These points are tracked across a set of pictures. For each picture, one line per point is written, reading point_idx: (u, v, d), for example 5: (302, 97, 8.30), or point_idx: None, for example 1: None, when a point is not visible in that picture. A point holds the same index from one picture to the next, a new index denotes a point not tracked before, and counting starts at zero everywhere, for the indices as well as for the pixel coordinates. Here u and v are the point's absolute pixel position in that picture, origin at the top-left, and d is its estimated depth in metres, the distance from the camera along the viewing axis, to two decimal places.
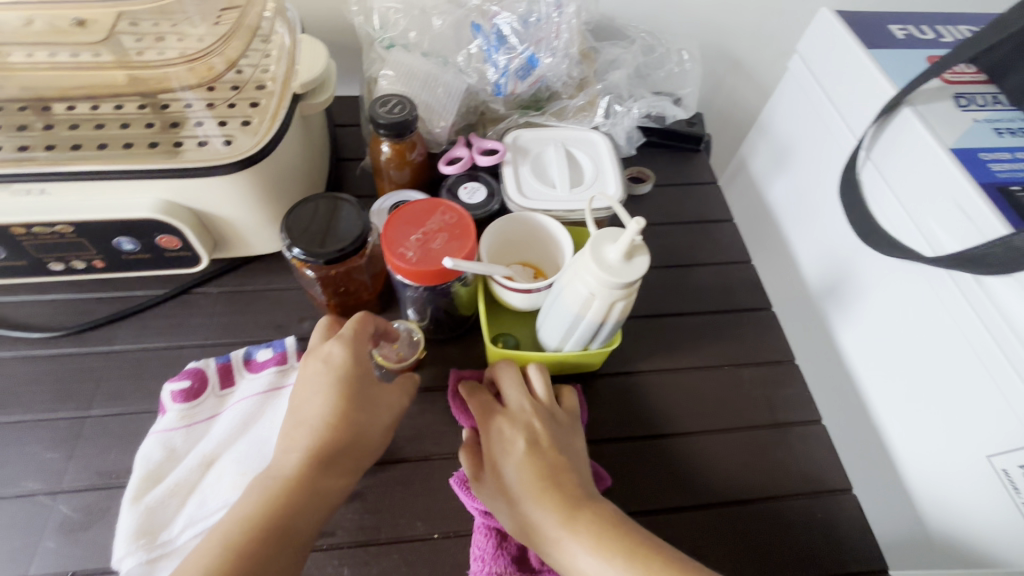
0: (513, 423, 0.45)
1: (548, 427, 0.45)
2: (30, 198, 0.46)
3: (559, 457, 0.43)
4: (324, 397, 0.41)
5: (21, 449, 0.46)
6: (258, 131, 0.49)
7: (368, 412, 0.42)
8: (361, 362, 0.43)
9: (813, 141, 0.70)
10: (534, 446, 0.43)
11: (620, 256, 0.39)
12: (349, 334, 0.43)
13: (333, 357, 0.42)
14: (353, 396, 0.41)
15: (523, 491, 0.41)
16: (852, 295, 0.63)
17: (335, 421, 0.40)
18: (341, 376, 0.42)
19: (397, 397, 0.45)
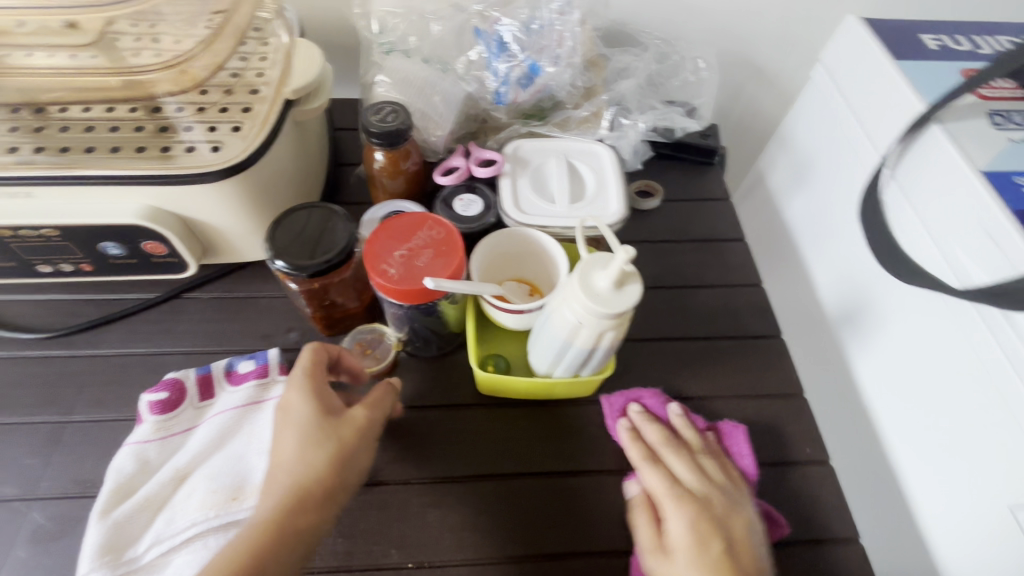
0: (671, 501, 0.44)
1: (714, 506, 0.44)
2: (15, 200, 0.45)
3: (715, 513, 0.43)
4: (286, 439, 0.40)
5: (1, 453, 0.46)
6: (248, 136, 0.48)
7: (333, 445, 0.40)
8: (319, 395, 0.41)
9: (834, 157, 0.66)
10: (703, 537, 0.42)
11: (610, 284, 0.37)
12: (302, 373, 0.42)
13: (289, 402, 0.41)
14: (314, 433, 0.40)
15: (692, 568, 0.40)
16: (870, 326, 0.59)
17: (297, 463, 0.39)
18: (300, 420, 0.40)
19: (369, 420, 0.42)
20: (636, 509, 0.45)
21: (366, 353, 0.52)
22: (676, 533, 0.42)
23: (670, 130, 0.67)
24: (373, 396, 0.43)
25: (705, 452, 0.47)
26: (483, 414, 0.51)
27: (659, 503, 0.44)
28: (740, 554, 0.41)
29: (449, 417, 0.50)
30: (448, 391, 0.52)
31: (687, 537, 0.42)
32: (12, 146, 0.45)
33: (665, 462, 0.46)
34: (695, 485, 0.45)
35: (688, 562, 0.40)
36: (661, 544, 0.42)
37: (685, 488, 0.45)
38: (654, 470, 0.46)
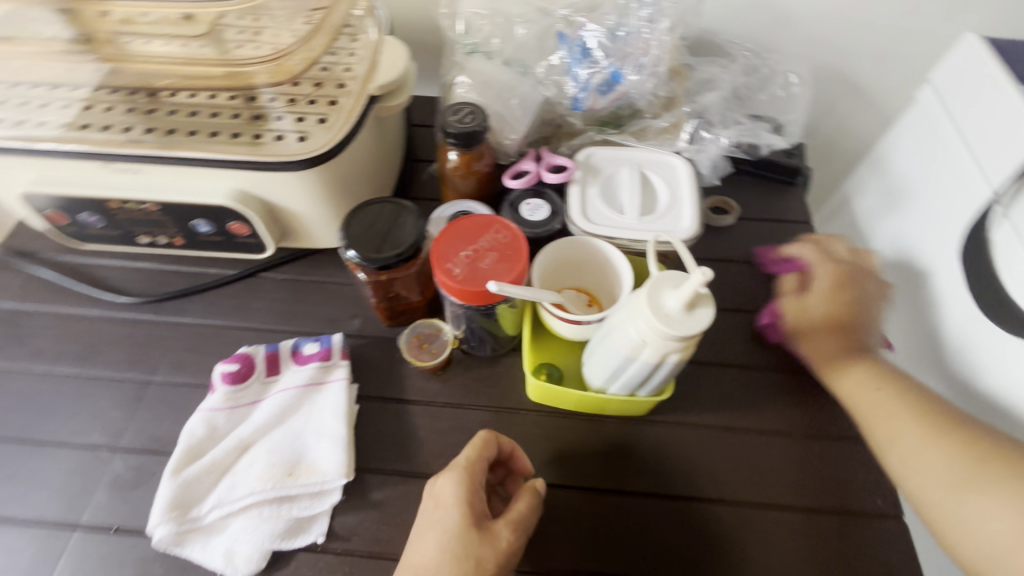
0: (830, 279, 0.52)
1: (856, 321, 0.50)
2: (126, 176, 0.50)
3: (850, 315, 0.50)
4: (431, 545, 0.39)
5: (93, 403, 0.51)
6: (331, 127, 0.50)
7: (472, 565, 0.38)
8: (470, 506, 0.40)
9: (937, 186, 0.60)
10: (843, 286, 0.51)
11: (680, 307, 0.35)
12: (460, 474, 0.42)
13: (441, 497, 0.41)
14: (458, 543, 0.39)
15: (865, 389, 0.47)
16: (964, 374, 0.54)
17: (436, 570, 0.38)
18: (445, 522, 0.40)
19: (512, 544, 0.40)
20: (801, 338, 0.52)
21: (424, 348, 0.53)
22: (841, 378, 0.48)
23: (752, 148, 0.65)
24: (522, 509, 0.42)
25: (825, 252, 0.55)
26: (532, 420, 0.51)
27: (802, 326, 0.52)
28: (863, 329, 0.50)
29: (498, 420, 0.51)
30: (499, 394, 0.52)
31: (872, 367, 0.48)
32: (128, 126, 0.49)
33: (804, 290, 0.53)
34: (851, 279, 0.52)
35: (869, 379, 0.47)
36: (824, 367, 0.50)
37: (819, 286, 0.52)
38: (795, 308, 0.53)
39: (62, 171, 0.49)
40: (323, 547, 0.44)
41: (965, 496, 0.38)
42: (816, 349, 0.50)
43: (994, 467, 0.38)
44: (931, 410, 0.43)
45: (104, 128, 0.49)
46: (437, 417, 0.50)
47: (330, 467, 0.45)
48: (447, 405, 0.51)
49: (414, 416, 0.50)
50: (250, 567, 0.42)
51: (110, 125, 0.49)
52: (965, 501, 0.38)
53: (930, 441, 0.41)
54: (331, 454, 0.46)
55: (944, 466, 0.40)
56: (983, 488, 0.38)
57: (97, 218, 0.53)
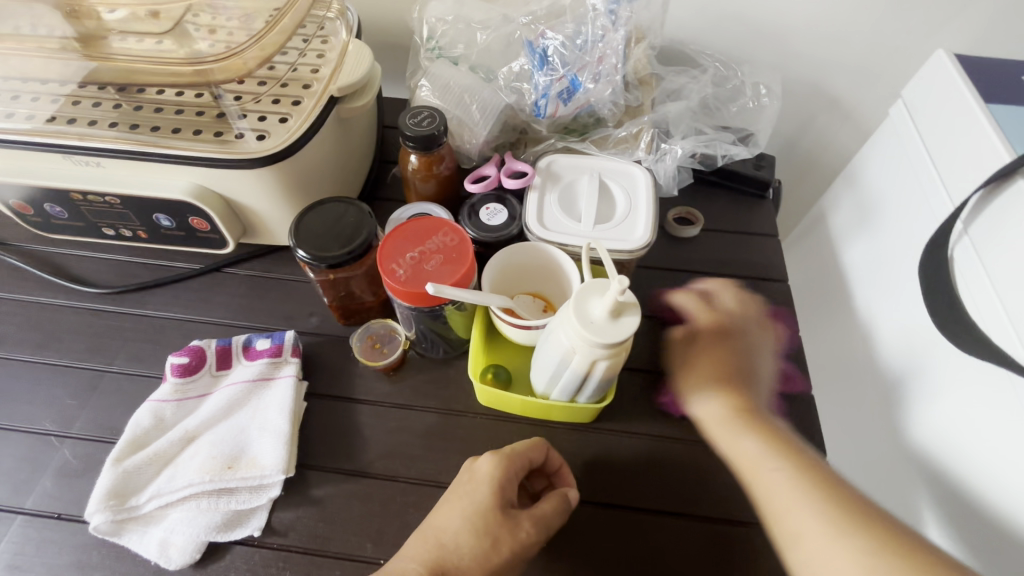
0: (704, 308, 0.52)
1: (730, 370, 0.47)
2: (89, 168, 0.51)
3: (733, 368, 0.48)
4: (457, 515, 0.41)
5: (49, 390, 0.52)
6: (291, 126, 0.50)
7: (488, 544, 0.40)
8: (499, 493, 0.41)
9: (903, 203, 0.60)
10: (718, 327, 0.50)
11: (605, 314, 0.35)
12: (501, 459, 0.42)
13: (477, 473, 0.43)
14: (480, 521, 0.40)
15: (723, 416, 0.45)
16: (922, 393, 0.53)
17: (456, 539, 0.40)
18: (476, 497, 0.41)
19: (530, 537, 0.41)
20: (681, 380, 0.49)
21: (375, 348, 0.54)
22: (715, 422, 0.45)
23: (713, 159, 0.65)
24: (546, 509, 0.42)
25: (709, 308, 0.52)
26: (479, 424, 0.51)
27: (683, 371, 0.50)
28: (756, 386, 0.47)
29: (444, 422, 0.51)
30: (448, 396, 0.52)
31: (715, 396, 0.46)
32: (94, 120, 0.50)
33: (692, 350, 0.50)
34: (737, 336, 0.50)
35: (720, 407, 0.45)
36: (701, 411, 0.47)
37: (718, 354, 0.48)
38: (694, 370, 0.49)
39: (26, 162, 0.51)
40: (259, 541, 0.44)
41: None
42: (688, 380, 0.49)
43: (852, 523, 0.36)
44: (816, 471, 0.39)
45: (69, 121, 0.50)
46: (384, 417, 0.51)
47: (271, 461, 0.45)
48: (395, 405, 0.52)
49: (361, 415, 0.51)
50: (185, 558, 0.43)
51: (74, 118, 0.50)
52: (829, 548, 0.35)
53: (805, 496, 0.38)
54: (273, 449, 0.46)
55: (823, 528, 0.36)
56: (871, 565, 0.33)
57: (62, 209, 0.54)
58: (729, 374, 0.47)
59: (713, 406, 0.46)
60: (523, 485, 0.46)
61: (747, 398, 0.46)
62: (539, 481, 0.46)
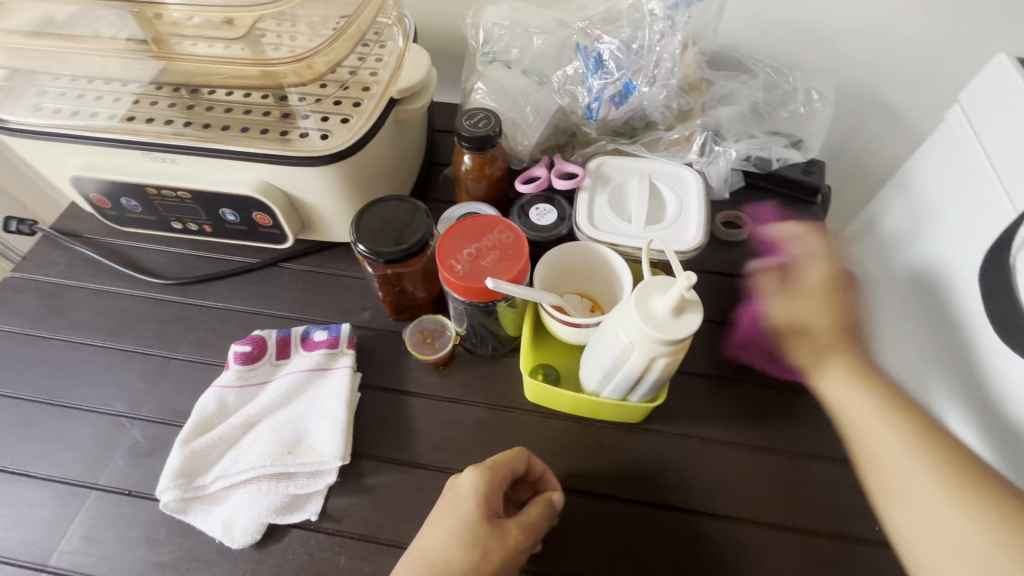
0: (826, 260, 0.54)
1: (841, 321, 0.51)
2: (163, 165, 0.53)
3: (844, 320, 0.51)
4: (443, 530, 0.41)
5: (120, 374, 0.54)
6: (352, 127, 0.52)
7: (478, 554, 0.40)
8: (484, 503, 0.42)
9: (961, 209, 0.59)
10: (836, 287, 0.52)
11: (667, 311, 0.35)
12: (482, 470, 0.43)
13: (461, 487, 0.43)
14: (467, 533, 0.40)
15: (834, 354, 0.49)
16: (985, 405, 0.52)
17: (445, 553, 0.40)
18: (462, 511, 0.41)
19: (520, 544, 0.41)
20: (781, 314, 0.53)
21: (427, 342, 0.55)
22: (806, 355, 0.50)
23: (765, 162, 0.64)
24: (533, 515, 0.42)
25: (821, 261, 0.54)
26: (527, 420, 0.51)
27: (793, 300, 0.53)
28: (853, 334, 0.50)
29: (493, 417, 0.51)
30: (496, 392, 0.53)
31: (820, 306, 0.51)
32: (170, 119, 0.53)
33: (798, 282, 0.54)
34: (818, 271, 0.53)
35: (852, 354, 0.48)
36: (778, 314, 0.53)
37: (794, 289, 0.53)
38: (781, 286, 0.55)
39: (107, 159, 0.54)
40: (316, 526, 0.46)
41: (967, 542, 0.37)
42: (792, 307, 0.52)
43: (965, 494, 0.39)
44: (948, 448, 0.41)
45: (148, 120, 0.53)
46: (434, 410, 0.52)
47: (329, 448, 0.47)
48: (445, 399, 0.53)
49: (413, 407, 0.52)
50: (246, 538, 0.44)
51: (152, 118, 0.53)
52: (933, 499, 0.39)
53: (913, 437, 0.42)
54: (331, 436, 0.48)
55: (930, 485, 0.39)
56: (964, 504, 0.38)
57: (136, 203, 0.56)
58: (845, 322, 0.50)
59: (826, 342, 0.49)
60: (512, 497, 0.47)
61: (852, 348, 0.49)
62: (525, 491, 0.46)
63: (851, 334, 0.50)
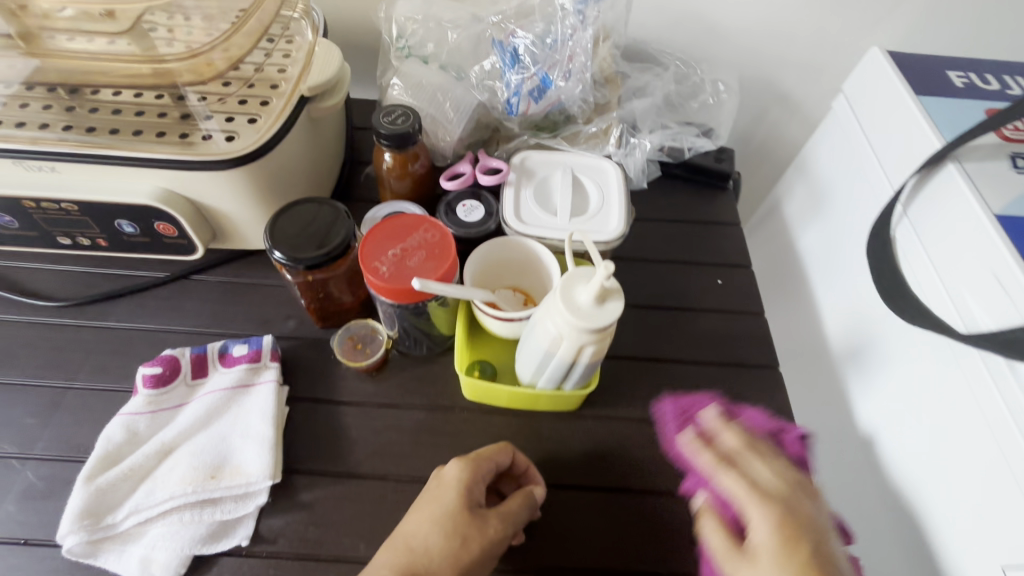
0: (758, 502, 0.39)
1: (796, 509, 0.39)
2: (41, 174, 0.47)
3: (796, 505, 0.39)
4: (426, 522, 0.42)
5: (6, 411, 0.49)
6: (261, 127, 0.50)
7: (457, 544, 0.41)
8: (465, 494, 0.42)
9: (847, 189, 0.65)
10: (757, 553, 0.37)
11: (591, 300, 0.36)
12: (467, 460, 0.44)
13: (444, 478, 0.44)
14: (449, 523, 0.41)
15: None
16: (875, 362, 0.59)
17: (425, 542, 0.41)
18: (443, 501, 0.42)
19: (501, 533, 0.42)
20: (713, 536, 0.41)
21: (357, 348, 0.53)
22: (744, 505, 0.39)
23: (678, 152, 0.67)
24: (513, 506, 0.43)
25: (772, 476, 0.41)
26: (465, 418, 0.51)
27: (730, 558, 0.39)
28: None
29: (431, 418, 0.51)
30: (432, 393, 0.52)
31: (771, 476, 0.41)
32: (46, 123, 0.48)
33: (744, 463, 0.42)
34: (807, 537, 0.37)
35: None
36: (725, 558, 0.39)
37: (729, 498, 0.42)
38: (733, 466, 0.42)
39: None
40: (248, 550, 0.43)
41: None
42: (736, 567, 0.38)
43: None
44: None
45: (19, 125, 0.47)
46: (369, 417, 0.50)
47: (258, 467, 0.44)
48: (380, 405, 0.51)
49: (346, 416, 0.50)
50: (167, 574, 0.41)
51: (25, 122, 0.47)
52: None
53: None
54: (260, 455, 0.45)
55: None
56: None
57: (10, 217, 0.50)
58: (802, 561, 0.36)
59: None
60: (494, 491, 0.47)
61: None
62: (509, 485, 0.47)
63: (814, 521, 0.38)
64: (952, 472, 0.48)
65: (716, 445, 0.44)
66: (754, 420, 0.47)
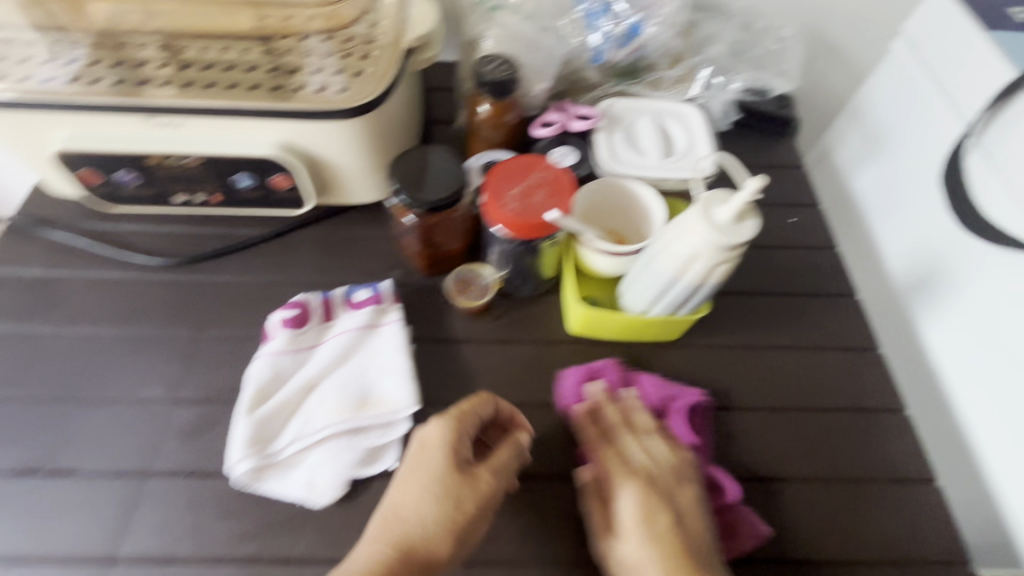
0: (625, 477, 0.45)
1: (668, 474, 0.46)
2: (165, 131, 0.49)
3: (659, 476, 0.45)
4: (421, 489, 0.42)
5: (147, 360, 0.51)
6: (374, 79, 0.50)
7: (451, 505, 0.41)
8: (452, 454, 0.43)
9: (910, 127, 0.68)
10: (651, 512, 0.43)
11: (730, 217, 0.39)
12: (450, 414, 0.44)
13: (427, 443, 0.43)
14: (436, 488, 0.42)
15: None
16: (947, 290, 0.63)
17: (420, 510, 0.41)
18: (429, 462, 0.43)
19: (492, 487, 0.43)
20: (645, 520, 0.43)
21: (467, 290, 0.56)
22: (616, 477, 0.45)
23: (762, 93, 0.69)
24: (502, 457, 0.45)
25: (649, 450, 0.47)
26: (574, 351, 0.54)
27: (611, 525, 0.44)
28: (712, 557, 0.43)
29: (543, 352, 0.54)
30: (541, 331, 0.55)
31: (636, 437, 0.48)
32: (165, 80, 0.48)
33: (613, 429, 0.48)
34: (668, 506, 0.44)
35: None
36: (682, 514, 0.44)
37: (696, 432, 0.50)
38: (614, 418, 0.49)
39: (97, 128, 0.48)
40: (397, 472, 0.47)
41: None
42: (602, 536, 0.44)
43: None
44: None
45: (117, 82, 0.47)
46: (487, 353, 0.54)
47: (402, 396, 0.47)
48: (494, 342, 0.54)
49: (465, 353, 0.53)
50: (332, 494, 0.45)
51: (124, 79, 0.48)
52: None
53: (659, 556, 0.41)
54: (402, 385, 0.48)
55: None
56: None
57: (134, 175, 0.52)
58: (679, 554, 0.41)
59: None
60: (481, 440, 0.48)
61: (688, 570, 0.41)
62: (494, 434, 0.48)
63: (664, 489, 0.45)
64: None
65: (597, 405, 0.49)
66: (648, 391, 0.51)
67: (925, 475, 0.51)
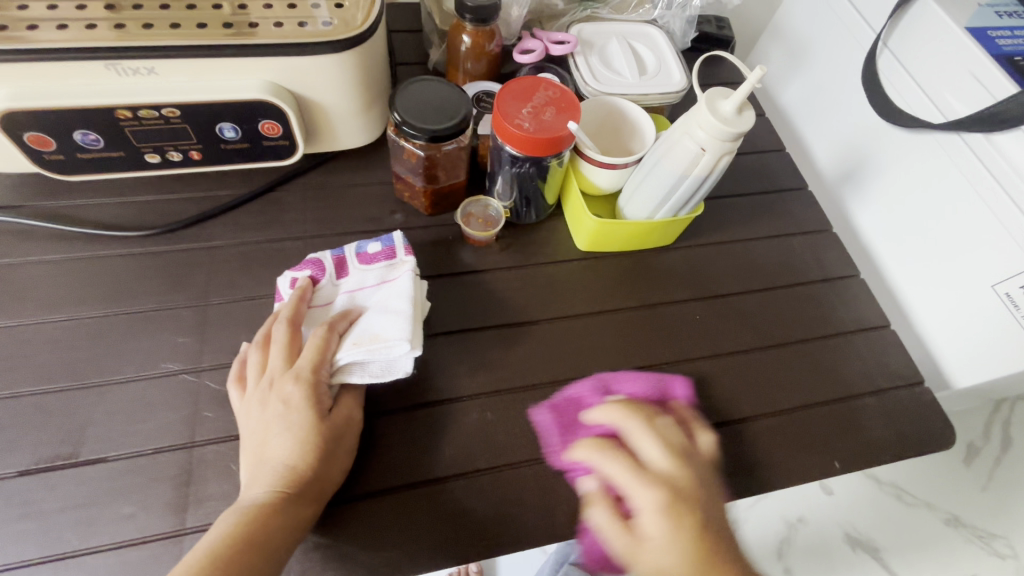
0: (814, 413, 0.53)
1: (697, 486, 0.44)
2: (135, 78, 0.44)
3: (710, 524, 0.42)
4: (289, 434, 0.41)
5: (150, 336, 0.47)
6: (357, 10, 0.48)
7: (318, 450, 0.41)
8: (316, 405, 0.42)
9: (830, 42, 0.72)
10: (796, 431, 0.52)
11: (735, 109, 0.44)
12: (297, 373, 0.43)
13: (292, 401, 0.42)
14: (310, 434, 0.41)
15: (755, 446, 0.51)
16: (866, 178, 0.70)
17: (292, 456, 0.40)
18: (293, 417, 0.41)
19: (349, 430, 0.43)
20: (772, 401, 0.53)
21: (477, 221, 0.57)
22: (644, 513, 0.42)
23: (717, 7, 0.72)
24: (348, 407, 0.44)
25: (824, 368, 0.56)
26: (586, 265, 0.58)
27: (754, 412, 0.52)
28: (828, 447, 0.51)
29: (559, 271, 0.57)
30: (552, 252, 0.58)
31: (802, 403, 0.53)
32: (120, 23, 0.44)
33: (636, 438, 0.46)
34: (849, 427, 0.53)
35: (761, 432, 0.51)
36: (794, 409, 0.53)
37: (788, 384, 0.54)
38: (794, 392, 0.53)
39: (50, 81, 0.43)
40: (453, 398, 0.48)
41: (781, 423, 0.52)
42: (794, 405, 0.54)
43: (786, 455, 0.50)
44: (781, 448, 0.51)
45: (59, 27, 0.42)
46: (507, 278, 0.55)
47: (393, 333, 0.45)
48: (511, 269, 0.56)
49: (486, 282, 0.55)
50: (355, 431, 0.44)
51: (65, 23, 0.43)
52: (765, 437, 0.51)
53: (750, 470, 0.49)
54: (393, 323, 0.45)
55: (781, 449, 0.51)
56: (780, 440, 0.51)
57: (96, 136, 0.47)
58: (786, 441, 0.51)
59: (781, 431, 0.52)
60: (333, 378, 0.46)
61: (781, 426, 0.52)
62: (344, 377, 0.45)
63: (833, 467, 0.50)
64: (947, 235, 0.60)
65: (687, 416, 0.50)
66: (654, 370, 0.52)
67: (881, 322, 0.60)
